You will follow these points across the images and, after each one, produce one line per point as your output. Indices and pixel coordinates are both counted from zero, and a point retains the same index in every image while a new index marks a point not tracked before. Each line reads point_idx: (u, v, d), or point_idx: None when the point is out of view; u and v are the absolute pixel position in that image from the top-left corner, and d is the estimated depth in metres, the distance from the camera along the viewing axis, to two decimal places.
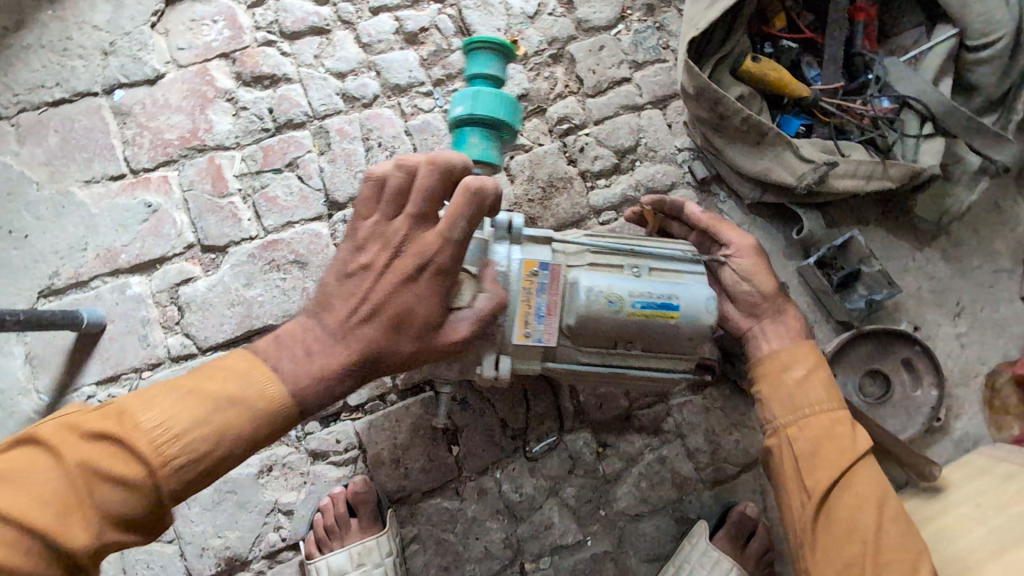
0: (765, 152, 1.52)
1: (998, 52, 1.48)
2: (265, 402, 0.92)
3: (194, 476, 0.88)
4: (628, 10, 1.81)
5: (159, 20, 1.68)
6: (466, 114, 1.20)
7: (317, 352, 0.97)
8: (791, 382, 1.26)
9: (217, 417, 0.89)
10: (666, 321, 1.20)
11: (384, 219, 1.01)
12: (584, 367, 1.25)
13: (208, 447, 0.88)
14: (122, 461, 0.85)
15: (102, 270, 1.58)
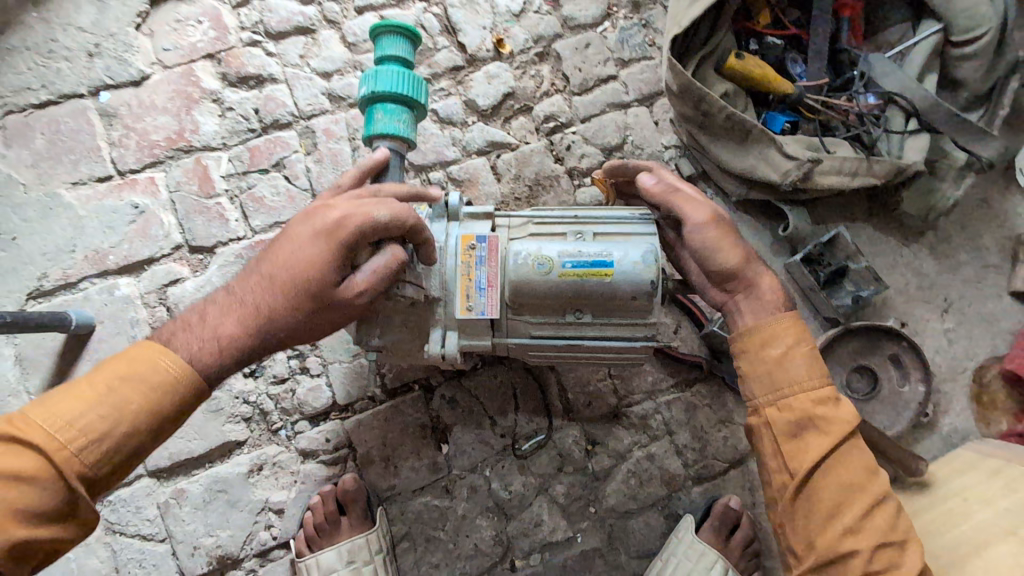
0: (750, 149, 1.52)
1: (983, 48, 1.48)
2: (172, 382, 0.98)
3: (99, 455, 0.93)
4: (614, 7, 1.80)
5: (144, 21, 1.68)
6: (367, 93, 1.18)
7: (213, 324, 1.03)
8: (774, 360, 1.20)
9: (112, 398, 0.94)
10: (601, 279, 1.17)
11: (304, 217, 1.07)
12: (536, 338, 1.26)
13: (107, 425, 0.93)
14: (20, 455, 0.89)
15: (91, 272, 1.58)
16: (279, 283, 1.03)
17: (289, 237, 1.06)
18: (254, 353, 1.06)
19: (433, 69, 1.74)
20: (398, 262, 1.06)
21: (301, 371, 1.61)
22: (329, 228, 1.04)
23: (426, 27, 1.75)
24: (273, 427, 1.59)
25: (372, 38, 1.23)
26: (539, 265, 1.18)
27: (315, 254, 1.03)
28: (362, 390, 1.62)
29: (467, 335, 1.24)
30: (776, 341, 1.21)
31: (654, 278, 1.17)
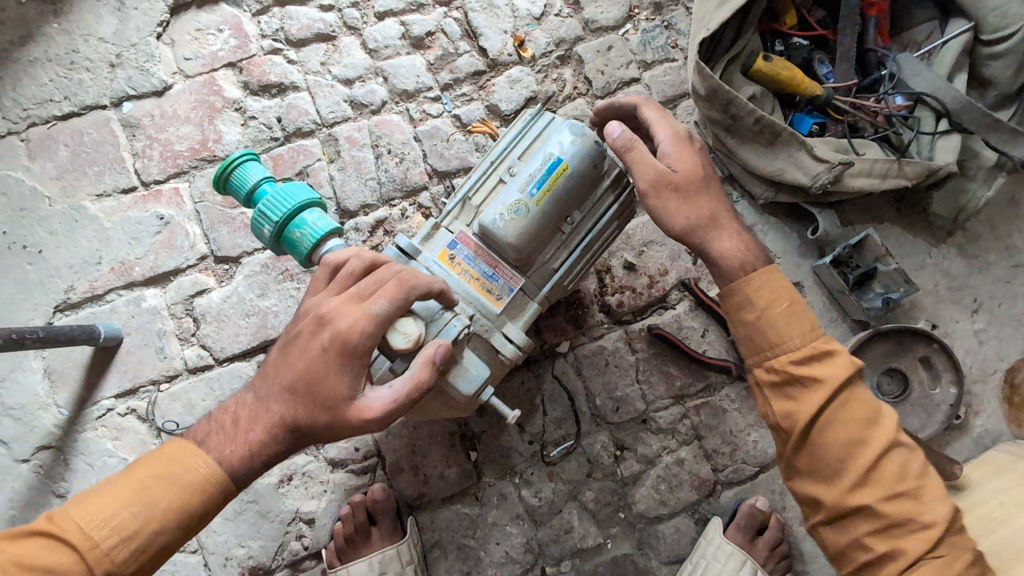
0: (779, 151, 1.50)
1: (1014, 46, 1.47)
2: (206, 488, 0.92)
3: (130, 555, 0.87)
4: (635, 9, 1.79)
5: (164, 31, 1.67)
6: (272, 228, 1.12)
7: (244, 425, 0.97)
8: (760, 316, 1.12)
9: (145, 497, 0.89)
10: (564, 179, 1.21)
11: (310, 326, 1.01)
12: (564, 270, 1.29)
13: (138, 524, 0.87)
14: (51, 551, 0.84)
15: (118, 283, 1.57)
16: (293, 394, 0.98)
17: (296, 349, 1.00)
18: (277, 459, 1.00)
19: (455, 74, 1.73)
20: (416, 390, 1.00)
21: None
22: (338, 341, 0.98)
23: (446, 32, 1.75)
24: None
25: (233, 196, 1.17)
26: (516, 215, 1.19)
27: (327, 367, 0.98)
28: None
29: (517, 315, 1.26)
30: (759, 295, 1.12)
31: (595, 140, 1.24)
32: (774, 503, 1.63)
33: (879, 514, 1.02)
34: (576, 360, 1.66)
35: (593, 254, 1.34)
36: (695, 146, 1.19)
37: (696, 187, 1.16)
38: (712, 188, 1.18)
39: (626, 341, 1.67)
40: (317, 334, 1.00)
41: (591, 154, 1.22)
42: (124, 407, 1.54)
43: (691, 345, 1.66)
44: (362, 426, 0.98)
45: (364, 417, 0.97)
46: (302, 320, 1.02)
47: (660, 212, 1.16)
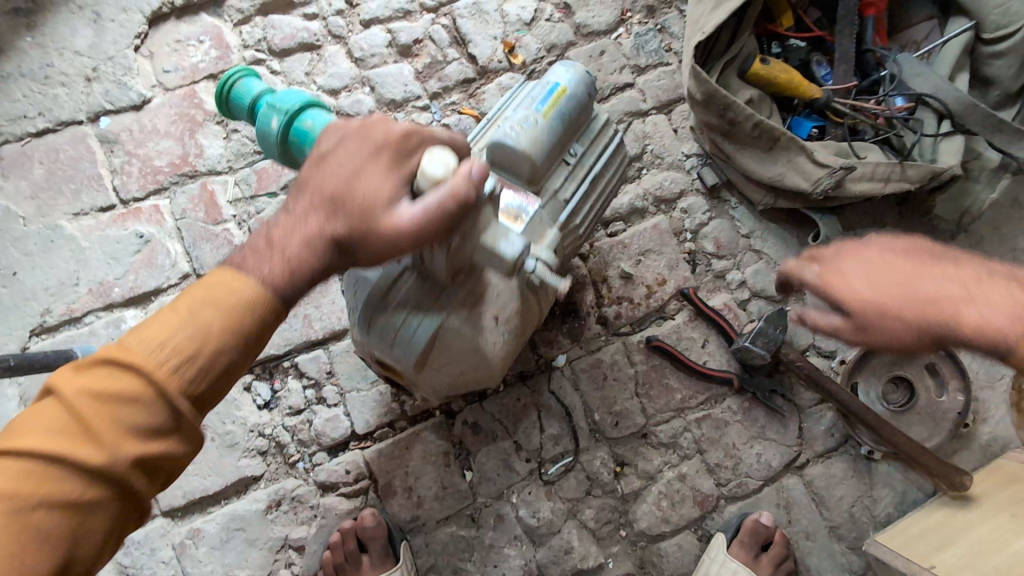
0: (779, 156, 1.45)
1: (1015, 45, 1.44)
2: (275, 302, 0.76)
3: (201, 377, 0.71)
4: (627, 12, 1.75)
5: (143, 43, 1.62)
6: (280, 121, 0.91)
7: (284, 237, 0.79)
8: None
9: (201, 317, 0.72)
10: (566, 98, 1.14)
11: (354, 127, 0.86)
12: (575, 200, 1.25)
13: (201, 345, 0.71)
14: (115, 380, 0.68)
15: (96, 305, 1.52)
16: (335, 195, 0.81)
17: (340, 148, 0.84)
18: (318, 280, 0.81)
19: (444, 82, 1.68)
20: (455, 200, 0.80)
21: (318, 401, 1.57)
22: (395, 139, 0.84)
23: (435, 39, 1.70)
24: (291, 460, 1.54)
25: (230, 106, 0.96)
26: (528, 129, 1.08)
27: (376, 167, 0.83)
28: (381, 418, 1.58)
29: (537, 241, 1.12)
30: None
31: (585, 73, 1.20)
32: (778, 517, 1.58)
33: None
34: (573, 373, 1.61)
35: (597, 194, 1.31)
36: (849, 256, 0.95)
37: (910, 293, 0.88)
38: (927, 269, 0.90)
39: (625, 353, 1.62)
40: (358, 135, 0.84)
41: (586, 77, 1.17)
42: None
43: (692, 356, 1.62)
44: (394, 236, 0.80)
45: (400, 225, 0.79)
46: (339, 124, 0.86)
47: (883, 345, 0.92)
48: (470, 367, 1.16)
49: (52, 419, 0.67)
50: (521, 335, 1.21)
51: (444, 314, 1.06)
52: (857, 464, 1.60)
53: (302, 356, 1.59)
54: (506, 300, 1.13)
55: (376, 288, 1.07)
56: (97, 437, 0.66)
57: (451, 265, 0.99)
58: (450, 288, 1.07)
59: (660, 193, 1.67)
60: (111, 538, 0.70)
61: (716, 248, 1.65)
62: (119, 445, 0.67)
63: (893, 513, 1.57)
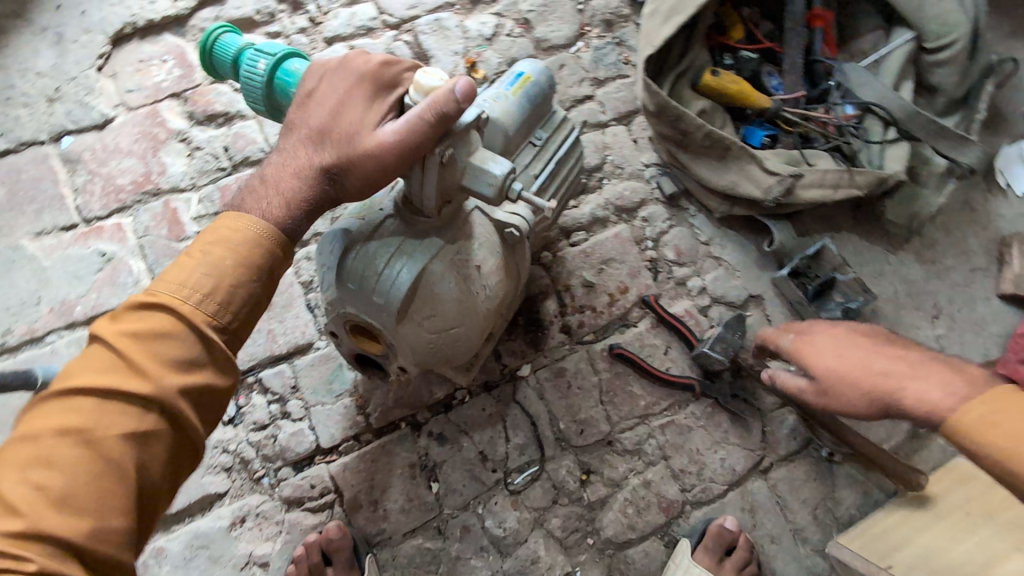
0: (731, 165, 1.48)
1: (955, 54, 1.48)
2: (280, 236, 0.88)
3: (221, 308, 0.83)
4: (586, 27, 1.78)
5: (105, 63, 1.64)
6: (269, 62, 0.96)
7: (280, 181, 0.91)
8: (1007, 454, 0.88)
9: (209, 257, 0.84)
10: (532, 82, 1.20)
11: (337, 61, 0.95)
12: (544, 179, 1.27)
13: (216, 280, 0.83)
14: (147, 320, 0.80)
15: (58, 324, 1.52)
16: (323, 126, 0.92)
17: (326, 83, 0.94)
18: (316, 208, 0.93)
19: None
20: (433, 114, 0.87)
21: (283, 416, 1.58)
22: (373, 73, 0.94)
23: (396, 55, 1.72)
24: (256, 475, 1.54)
25: (212, 61, 1.00)
26: (498, 105, 1.15)
27: (358, 97, 0.93)
28: (346, 431, 1.58)
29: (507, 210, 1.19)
30: (981, 425, 0.90)
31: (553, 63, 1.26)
32: (743, 521, 1.59)
33: None
34: (538, 383, 1.63)
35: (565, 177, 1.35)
36: (821, 332, 1.22)
37: (860, 364, 1.10)
38: (880, 349, 1.09)
39: (589, 361, 1.64)
40: (339, 69, 0.94)
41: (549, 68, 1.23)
42: None
43: (654, 363, 1.63)
44: (380, 152, 0.89)
45: (383, 141, 0.89)
46: (321, 62, 0.95)
47: (843, 409, 1.12)
48: (453, 322, 1.14)
49: (101, 359, 0.78)
50: (506, 292, 1.23)
51: (429, 255, 1.08)
52: (819, 466, 1.62)
53: (266, 371, 1.60)
54: (487, 253, 1.15)
55: (360, 232, 1.09)
56: (139, 367, 0.77)
57: (438, 195, 1.01)
58: (435, 230, 1.10)
59: (621, 202, 1.70)
60: (171, 471, 0.81)
61: (677, 255, 1.68)
62: (161, 372, 0.78)
63: (856, 515, 1.59)
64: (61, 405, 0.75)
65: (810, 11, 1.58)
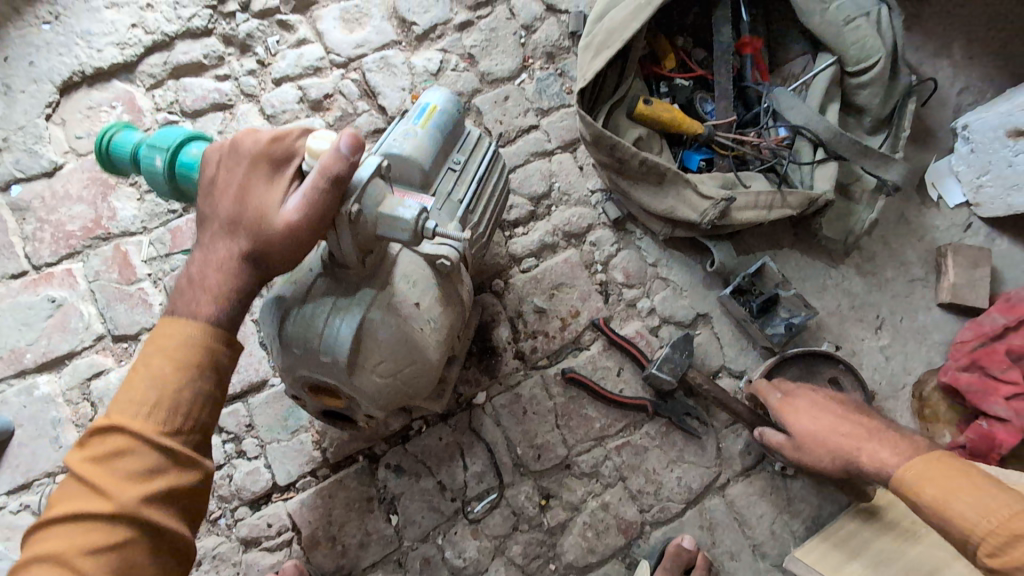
0: (668, 190, 1.53)
1: (876, 76, 1.55)
2: (217, 330, 0.92)
3: (167, 417, 0.86)
4: (529, 59, 1.84)
5: (54, 111, 1.66)
6: (164, 157, 1.00)
7: (204, 277, 0.93)
8: (924, 498, 1.05)
9: (153, 371, 0.87)
10: (440, 112, 1.27)
11: (226, 147, 0.96)
12: (472, 202, 1.31)
13: (159, 391, 0.86)
14: (106, 442, 0.85)
15: (8, 373, 1.52)
16: (231, 217, 0.93)
17: (220, 172, 0.95)
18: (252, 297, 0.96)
19: (355, 133, 1.74)
20: (326, 180, 0.90)
21: (239, 455, 1.58)
22: (266, 153, 0.95)
23: (344, 93, 1.76)
24: (212, 517, 1.53)
25: (120, 161, 1.06)
26: (410, 140, 1.21)
27: (259, 179, 0.94)
28: (303, 467, 1.58)
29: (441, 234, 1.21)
30: (918, 481, 1.07)
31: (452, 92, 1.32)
32: (702, 539, 1.60)
33: None
34: (494, 410, 1.64)
35: (494, 198, 1.40)
36: (801, 393, 1.39)
37: (833, 429, 1.27)
38: (851, 416, 1.27)
39: (543, 386, 1.66)
40: (231, 155, 0.95)
41: (455, 95, 1.31)
42: (16, 503, 1.45)
43: (608, 384, 1.66)
44: (288, 233, 0.91)
45: (288, 221, 0.91)
46: (215, 147, 0.97)
47: (812, 464, 1.31)
48: (403, 362, 1.16)
49: (75, 488, 0.84)
50: (451, 324, 1.24)
51: (364, 304, 1.10)
52: (774, 480, 1.64)
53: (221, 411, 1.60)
54: (423, 287, 1.17)
55: (295, 296, 1.12)
56: (104, 490, 0.82)
57: (358, 249, 1.03)
58: (366, 282, 1.12)
59: (569, 228, 1.73)
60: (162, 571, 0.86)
61: (626, 277, 1.71)
62: (125, 489, 0.82)
63: (812, 527, 1.61)
64: (48, 538, 0.82)
65: (739, 39, 1.65)
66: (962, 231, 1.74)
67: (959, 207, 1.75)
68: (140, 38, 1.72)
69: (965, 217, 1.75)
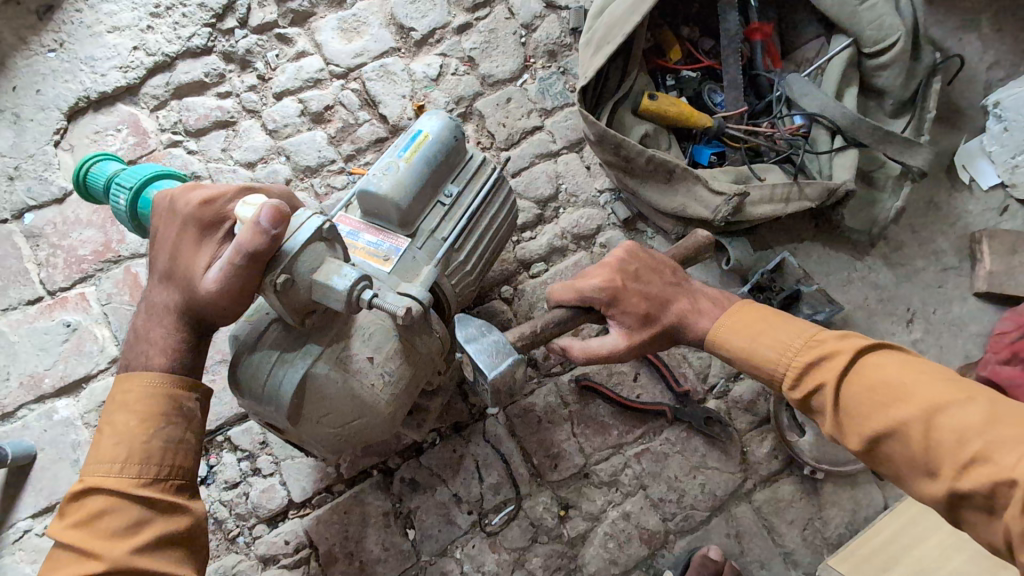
0: (678, 187, 1.47)
1: (896, 56, 1.47)
2: (176, 380, 1.02)
3: (140, 468, 0.95)
4: (531, 59, 1.80)
5: (62, 137, 1.68)
6: (127, 197, 1.14)
7: (153, 333, 1.04)
8: (738, 345, 1.11)
9: (117, 430, 0.97)
10: (428, 143, 1.25)
11: (167, 205, 1.06)
12: (455, 240, 1.27)
13: (126, 447, 0.96)
14: (87, 506, 0.93)
15: (27, 398, 1.53)
16: (167, 272, 1.05)
17: (161, 230, 1.05)
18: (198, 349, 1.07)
19: (357, 144, 1.72)
20: (240, 255, 0.95)
21: (254, 472, 1.58)
22: (199, 217, 1.03)
23: (345, 104, 1.75)
24: (230, 535, 1.53)
25: (88, 186, 1.20)
26: (390, 175, 1.20)
27: (192, 242, 1.03)
28: (318, 483, 1.57)
29: (411, 279, 1.20)
30: (728, 332, 1.13)
31: (453, 117, 1.30)
32: (730, 548, 1.54)
33: (985, 410, 0.86)
34: (507, 420, 1.62)
35: (490, 231, 1.36)
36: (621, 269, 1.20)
37: (660, 307, 1.18)
38: (666, 288, 1.20)
39: (558, 394, 1.63)
40: (170, 214, 1.05)
41: (452, 122, 1.28)
42: (42, 527, 1.47)
43: (623, 390, 1.63)
44: (211, 298, 1.00)
45: (209, 288, 0.99)
46: (160, 202, 1.07)
47: (642, 344, 1.20)
48: (351, 416, 1.14)
49: (66, 556, 0.91)
50: (414, 378, 1.18)
51: (310, 358, 1.10)
52: (804, 485, 1.57)
53: (234, 429, 1.61)
54: (380, 340, 1.14)
55: (246, 340, 1.13)
56: (93, 548, 0.90)
57: (291, 312, 1.05)
58: (316, 331, 1.12)
59: (578, 230, 1.68)
60: None
61: None
62: (113, 542, 0.90)
63: (846, 533, 1.54)
64: None
65: (747, 26, 1.59)
66: (997, 215, 1.64)
67: (994, 188, 1.65)
68: (142, 60, 1.73)
69: (1001, 200, 1.64)
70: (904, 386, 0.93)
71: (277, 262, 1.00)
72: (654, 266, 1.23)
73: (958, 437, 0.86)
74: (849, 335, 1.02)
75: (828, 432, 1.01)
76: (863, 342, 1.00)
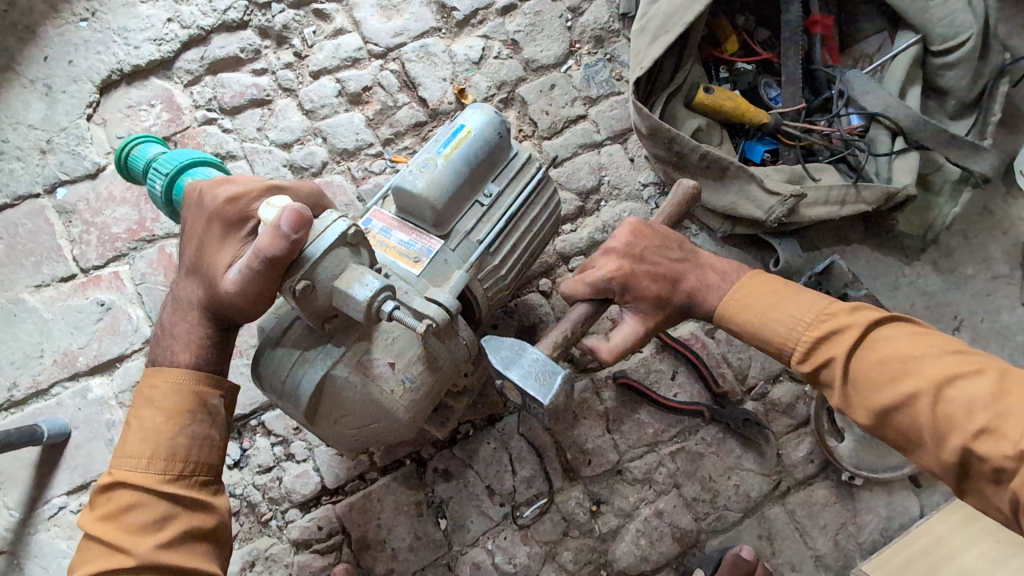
0: (730, 185, 1.43)
1: (965, 55, 1.43)
2: (200, 376, 1.01)
3: (164, 463, 0.95)
4: (576, 44, 1.75)
5: (94, 111, 1.64)
6: (163, 181, 1.12)
7: (178, 328, 1.05)
8: (749, 318, 1.05)
9: (143, 424, 0.97)
10: (470, 139, 1.21)
11: (196, 197, 1.05)
12: (491, 244, 1.23)
13: (151, 441, 0.95)
14: (113, 499, 0.92)
15: (62, 375, 1.52)
16: (193, 266, 1.05)
17: (188, 223, 1.05)
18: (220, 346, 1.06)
19: (395, 127, 1.67)
20: (259, 259, 0.94)
21: (287, 458, 1.57)
22: (224, 213, 1.02)
23: (384, 85, 1.69)
24: (263, 519, 1.53)
25: (127, 167, 1.17)
26: (427, 172, 1.16)
27: (216, 237, 1.03)
28: (352, 471, 1.57)
29: (440, 284, 1.17)
30: (738, 304, 1.07)
31: (498, 113, 1.25)
32: (762, 549, 1.54)
33: (995, 383, 0.85)
34: (542, 414, 1.61)
35: (530, 232, 1.32)
36: (630, 243, 1.13)
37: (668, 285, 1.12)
38: (672, 259, 1.13)
39: (593, 390, 1.62)
40: (198, 207, 1.04)
41: (497, 117, 1.24)
42: (77, 504, 1.47)
43: (661, 389, 1.62)
44: (230, 298, 1.00)
45: (229, 287, 0.99)
46: (189, 193, 1.06)
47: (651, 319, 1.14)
48: (369, 420, 1.12)
49: (94, 550, 0.90)
50: (437, 385, 1.15)
51: (330, 361, 1.08)
52: (838, 490, 1.57)
53: (268, 414, 1.61)
54: (402, 346, 1.11)
55: (269, 335, 1.10)
56: (119, 542, 0.89)
57: (313, 316, 1.03)
58: (340, 332, 1.09)
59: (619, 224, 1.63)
60: None
61: None
62: (139, 536, 0.89)
63: (879, 540, 1.53)
64: None
65: (807, 18, 1.53)
66: None
67: None
68: (177, 33, 1.68)
69: None
70: (914, 359, 0.90)
71: (294, 266, 0.97)
72: (657, 234, 1.15)
73: (968, 409, 0.84)
74: (857, 309, 0.99)
75: (836, 406, 0.98)
76: (874, 314, 0.96)
